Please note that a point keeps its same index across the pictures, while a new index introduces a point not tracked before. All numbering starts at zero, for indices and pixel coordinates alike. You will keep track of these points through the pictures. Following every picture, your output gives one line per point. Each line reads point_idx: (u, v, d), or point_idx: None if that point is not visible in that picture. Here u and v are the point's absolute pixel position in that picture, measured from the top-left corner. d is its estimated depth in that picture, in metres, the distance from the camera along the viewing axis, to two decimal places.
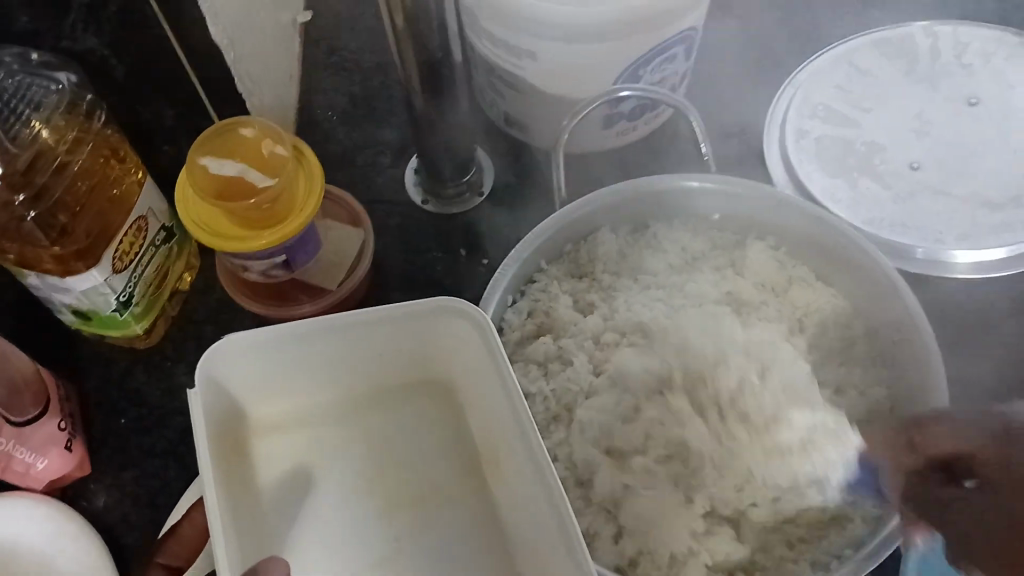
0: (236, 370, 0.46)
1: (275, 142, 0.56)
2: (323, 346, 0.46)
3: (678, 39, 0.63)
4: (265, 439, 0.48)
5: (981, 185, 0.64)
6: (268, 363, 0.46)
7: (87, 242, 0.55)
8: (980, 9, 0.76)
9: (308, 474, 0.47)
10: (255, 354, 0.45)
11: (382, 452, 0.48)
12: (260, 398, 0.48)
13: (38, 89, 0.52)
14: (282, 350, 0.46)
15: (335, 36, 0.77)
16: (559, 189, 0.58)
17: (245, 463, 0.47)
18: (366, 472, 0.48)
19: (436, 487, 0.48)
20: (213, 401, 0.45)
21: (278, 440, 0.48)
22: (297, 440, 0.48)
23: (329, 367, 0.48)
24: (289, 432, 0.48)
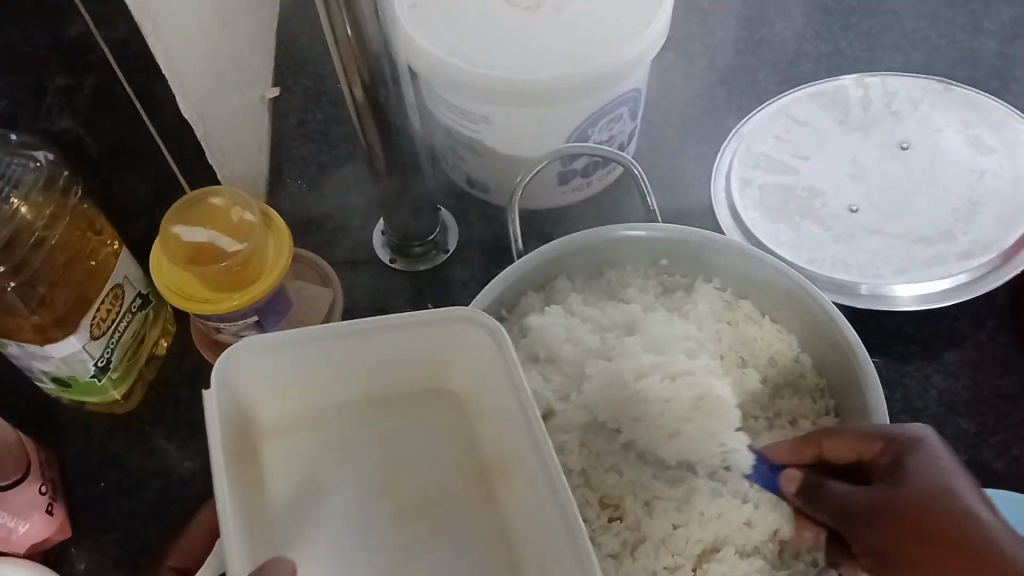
0: (251, 372, 0.45)
1: (243, 209, 0.59)
2: (335, 355, 0.46)
3: (623, 100, 0.67)
4: (272, 446, 0.47)
5: (916, 223, 0.68)
6: (285, 365, 0.46)
7: (65, 310, 0.57)
8: (907, 61, 0.82)
9: (318, 478, 0.47)
10: (274, 355, 0.45)
11: (390, 463, 0.48)
12: (270, 401, 0.47)
13: (17, 167, 0.55)
14: (297, 351, 0.45)
15: (303, 109, 0.82)
16: (516, 242, 0.61)
17: (257, 465, 0.46)
18: (377, 480, 0.47)
19: (441, 495, 0.47)
20: (230, 401, 0.44)
21: (287, 446, 0.47)
22: (305, 445, 0.47)
23: (340, 377, 0.48)
24: (297, 436, 0.47)
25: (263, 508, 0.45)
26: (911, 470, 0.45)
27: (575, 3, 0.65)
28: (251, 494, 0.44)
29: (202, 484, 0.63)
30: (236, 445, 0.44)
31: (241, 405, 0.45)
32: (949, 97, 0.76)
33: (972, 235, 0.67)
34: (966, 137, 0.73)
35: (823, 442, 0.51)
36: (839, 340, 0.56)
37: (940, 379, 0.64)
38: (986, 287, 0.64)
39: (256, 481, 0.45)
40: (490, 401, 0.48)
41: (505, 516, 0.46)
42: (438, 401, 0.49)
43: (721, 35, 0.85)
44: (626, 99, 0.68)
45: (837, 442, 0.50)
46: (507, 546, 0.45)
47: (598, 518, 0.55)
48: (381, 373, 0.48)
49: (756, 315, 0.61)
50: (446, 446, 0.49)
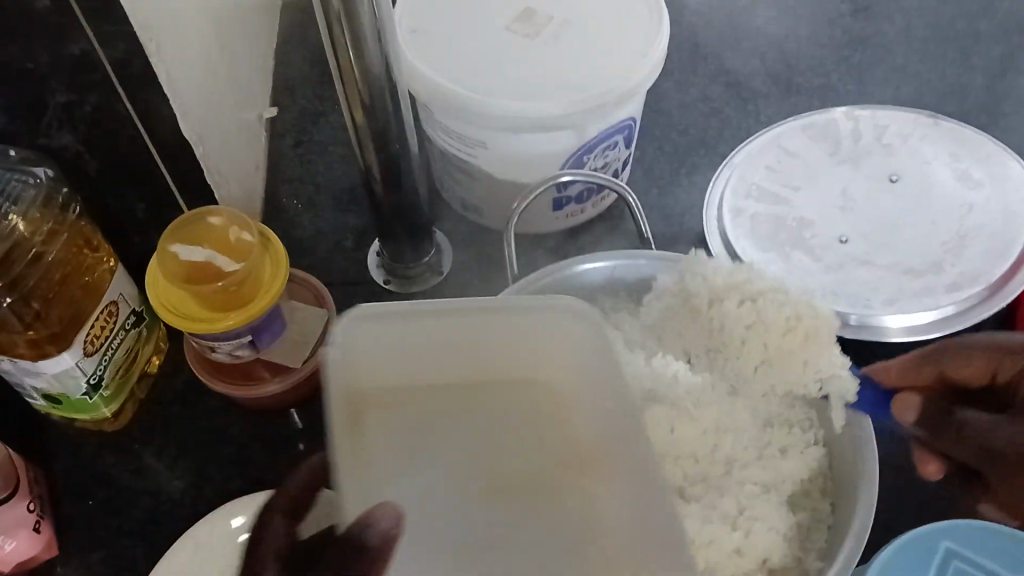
0: (365, 338, 0.48)
1: (240, 229, 0.59)
2: (444, 333, 0.49)
3: (620, 127, 0.68)
4: (379, 411, 0.49)
5: (905, 255, 0.69)
6: (392, 337, 0.48)
7: (60, 327, 0.57)
8: (896, 94, 0.83)
9: (420, 450, 0.49)
10: (383, 327, 0.47)
11: (489, 441, 0.50)
12: (371, 368, 0.49)
13: (17, 184, 0.55)
14: (402, 325, 0.48)
15: (300, 129, 0.82)
16: (512, 266, 0.62)
17: (358, 434, 0.48)
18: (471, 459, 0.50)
19: (534, 476, 0.50)
20: (337, 369, 0.46)
21: (392, 417, 0.49)
22: (408, 416, 0.49)
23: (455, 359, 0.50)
24: (413, 403, 0.50)
25: (366, 475, 0.47)
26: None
27: (573, 33, 0.67)
28: (352, 460, 0.46)
29: (190, 503, 0.63)
30: (342, 414, 0.47)
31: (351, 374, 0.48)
32: (938, 131, 0.77)
33: (960, 267, 0.68)
34: (953, 171, 0.74)
35: (947, 356, 0.54)
36: None
37: None
38: (972, 320, 0.65)
39: (356, 446, 0.47)
40: (592, 397, 0.50)
41: (595, 505, 0.49)
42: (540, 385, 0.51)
43: (715, 66, 0.86)
44: (622, 127, 0.68)
45: (953, 356, 0.54)
46: (597, 537, 0.48)
47: None
48: (491, 356, 0.51)
49: None
50: (541, 428, 0.51)
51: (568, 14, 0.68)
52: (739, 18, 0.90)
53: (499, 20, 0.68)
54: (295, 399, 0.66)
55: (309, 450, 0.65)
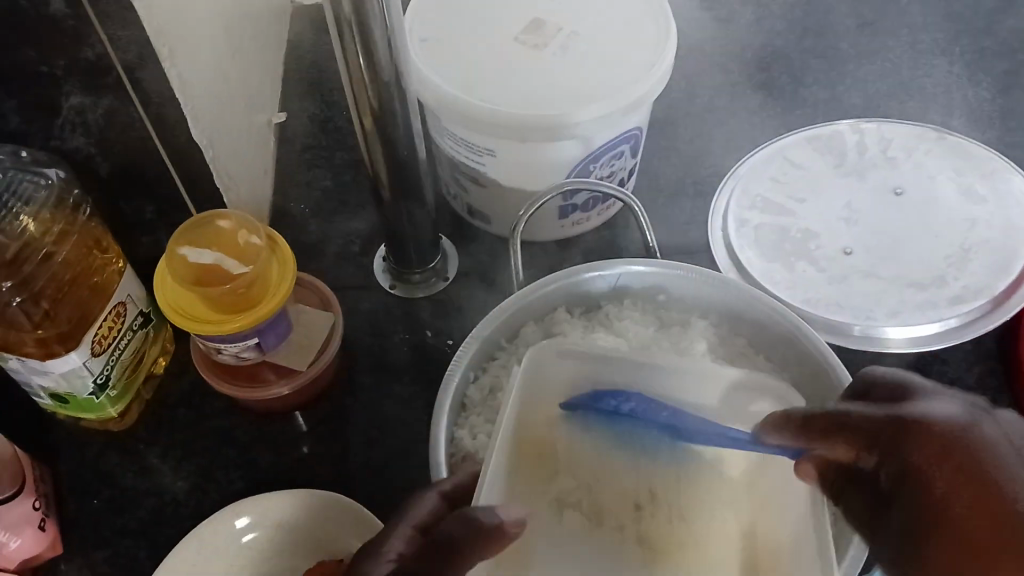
0: (556, 370, 0.55)
1: (250, 232, 0.60)
2: (621, 393, 0.55)
3: (625, 137, 0.69)
4: (583, 479, 0.53)
5: (909, 267, 0.70)
6: (582, 389, 0.55)
7: (68, 326, 0.58)
8: (901, 108, 0.84)
9: (591, 509, 0.52)
10: (577, 370, 0.55)
11: (649, 509, 0.53)
12: (568, 417, 0.55)
13: (29, 185, 0.56)
14: (592, 373, 0.55)
15: (309, 135, 0.83)
16: (517, 273, 0.62)
17: (541, 472, 0.53)
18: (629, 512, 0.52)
19: (690, 546, 0.51)
20: (534, 406, 0.55)
21: (565, 475, 0.53)
22: (596, 483, 0.53)
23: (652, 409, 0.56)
24: (605, 483, 0.53)
25: (525, 498, 0.52)
26: (927, 448, 0.41)
27: (581, 44, 0.68)
28: (533, 485, 0.52)
29: (194, 503, 0.63)
30: (529, 440, 0.54)
31: (542, 418, 0.55)
32: (943, 146, 0.78)
33: (963, 281, 0.68)
34: (957, 186, 0.74)
35: (847, 437, 0.45)
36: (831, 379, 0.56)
37: None
38: (974, 333, 0.66)
39: (536, 482, 0.52)
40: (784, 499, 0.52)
41: None
42: (714, 474, 0.54)
43: (721, 77, 0.87)
44: (628, 137, 0.69)
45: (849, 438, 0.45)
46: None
47: None
48: (717, 460, 0.54)
49: (750, 352, 0.63)
50: (711, 519, 0.52)
51: (576, 25, 0.69)
52: (745, 30, 0.91)
53: (508, 29, 0.69)
54: (301, 401, 0.67)
55: (313, 452, 0.65)
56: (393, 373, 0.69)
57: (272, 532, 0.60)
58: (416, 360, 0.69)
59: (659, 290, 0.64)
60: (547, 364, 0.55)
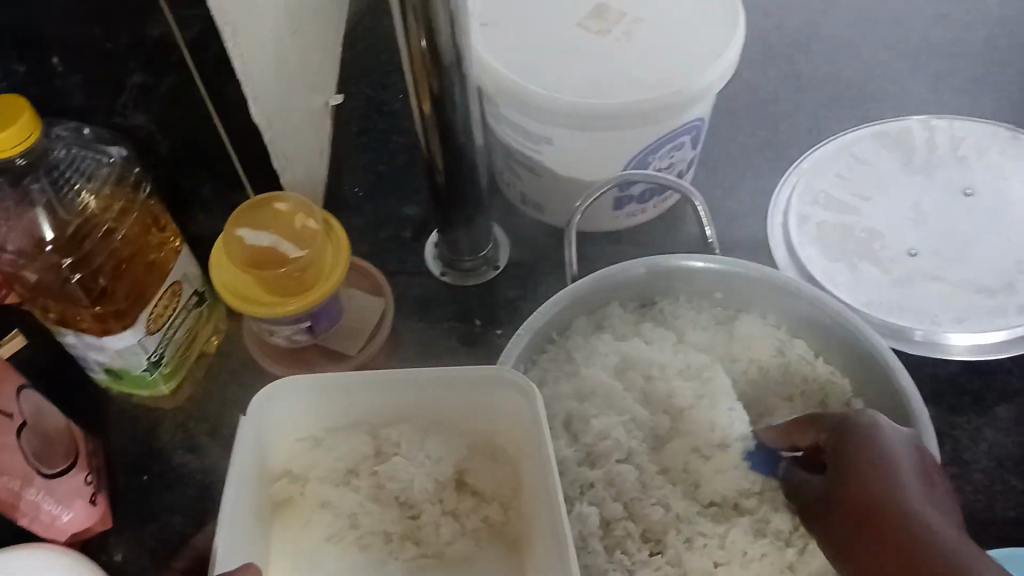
0: (298, 411, 0.51)
1: (307, 216, 0.60)
2: (343, 399, 0.52)
3: (687, 129, 0.67)
4: (313, 509, 0.52)
5: (976, 272, 0.67)
6: (319, 406, 0.51)
7: (125, 304, 0.58)
8: (974, 104, 0.80)
9: (347, 529, 0.53)
10: (304, 395, 0.50)
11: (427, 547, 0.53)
12: (305, 442, 0.52)
13: (90, 162, 0.56)
14: (311, 395, 0.50)
15: (364, 117, 0.82)
16: (571, 265, 0.61)
17: (297, 514, 0.52)
18: (393, 543, 0.53)
19: (453, 562, 0.52)
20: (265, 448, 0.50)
21: (306, 514, 0.52)
22: (351, 511, 0.53)
23: (382, 423, 0.54)
24: (337, 504, 0.53)
25: (281, 535, 0.52)
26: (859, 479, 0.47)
27: (645, 31, 0.66)
28: (297, 527, 0.52)
29: None
30: (280, 488, 0.52)
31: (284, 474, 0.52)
32: (1017, 146, 0.75)
33: None
34: None
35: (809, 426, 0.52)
36: (896, 385, 0.55)
37: (992, 434, 0.61)
38: None
39: (288, 525, 0.52)
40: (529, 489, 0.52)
41: None
42: (458, 514, 0.53)
43: (786, 68, 0.84)
44: (690, 128, 0.67)
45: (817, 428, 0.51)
46: None
47: (639, 552, 0.54)
48: (409, 475, 0.53)
49: (811, 355, 0.61)
50: (479, 533, 0.53)
51: (641, 11, 0.67)
52: (812, 19, 0.88)
53: (571, 15, 0.67)
54: None
55: None
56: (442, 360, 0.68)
57: None
58: (465, 349, 0.69)
59: (717, 288, 0.63)
60: (273, 412, 0.50)
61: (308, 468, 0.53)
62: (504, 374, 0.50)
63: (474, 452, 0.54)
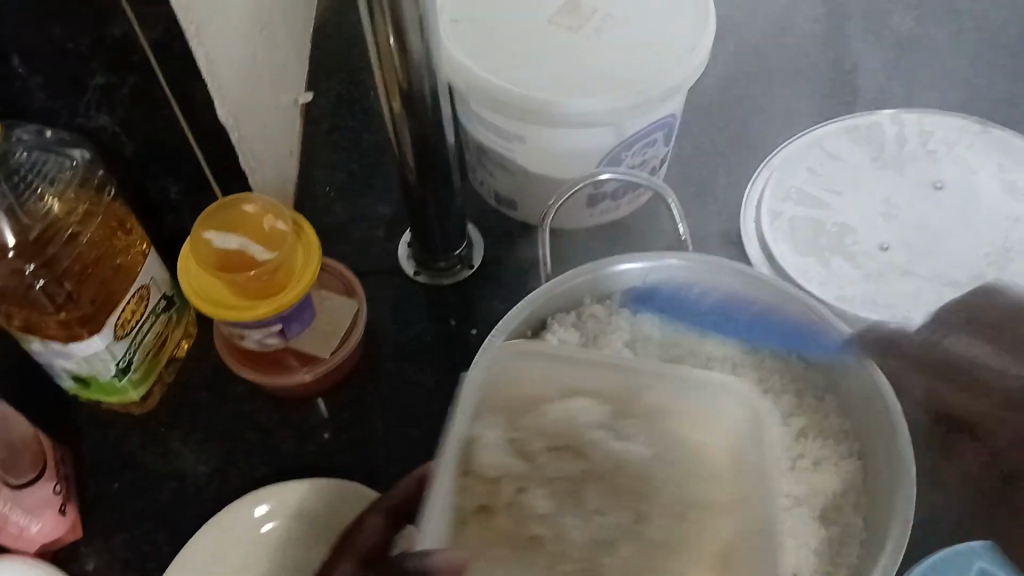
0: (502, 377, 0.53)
1: (275, 218, 0.59)
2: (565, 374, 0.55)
3: (659, 125, 0.67)
4: (518, 512, 0.50)
5: (947, 266, 0.68)
6: (554, 367, 0.54)
7: (91, 309, 0.57)
8: (944, 99, 0.81)
9: (522, 540, 0.49)
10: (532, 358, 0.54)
11: (594, 566, 0.49)
12: (546, 382, 0.54)
13: (53, 164, 0.55)
14: (545, 359, 0.54)
15: (336, 115, 0.82)
16: (546, 263, 0.61)
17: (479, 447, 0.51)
18: (562, 563, 0.49)
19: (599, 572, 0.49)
20: (498, 392, 0.53)
21: (497, 522, 0.49)
22: (527, 516, 0.49)
23: (568, 429, 0.52)
24: (524, 504, 0.50)
25: (469, 530, 0.49)
26: None
27: (617, 28, 0.66)
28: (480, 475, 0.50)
29: (214, 489, 0.63)
30: (470, 490, 0.50)
31: (490, 464, 0.50)
32: (986, 139, 0.75)
33: (1004, 280, 0.66)
34: (1000, 182, 0.72)
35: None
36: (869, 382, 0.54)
37: None
38: None
39: (473, 528, 0.49)
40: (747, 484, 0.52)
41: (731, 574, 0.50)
42: (644, 519, 0.50)
43: (758, 63, 0.84)
44: (662, 124, 0.67)
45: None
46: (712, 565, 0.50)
47: None
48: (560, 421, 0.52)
49: (783, 350, 0.61)
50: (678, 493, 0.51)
51: (612, 6, 0.67)
52: (783, 14, 0.88)
53: (542, 11, 0.67)
54: (326, 386, 0.66)
55: (334, 439, 0.64)
56: (415, 360, 0.68)
57: (288, 522, 0.59)
58: (439, 349, 0.68)
59: None
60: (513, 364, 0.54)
61: (528, 416, 0.52)
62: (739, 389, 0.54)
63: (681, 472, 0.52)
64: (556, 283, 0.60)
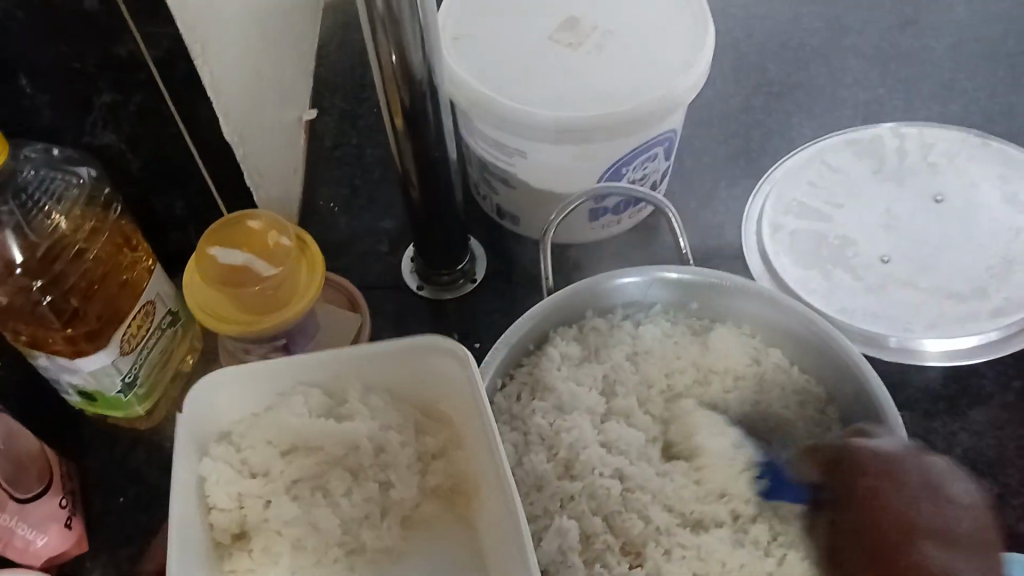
0: (224, 408, 0.52)
1: (280, 232, 0.60)
2: (341, 370, 0.53)
3: (659, 141, 0.67)
4: (265, 535, 0.50)
5: (948, 279, 0.68)
6: (256, 386, 0.52)
7: (97, 324, 0.58)
8: (945, 111, 0.81)
9: (290, 544, 0.51)
10: (239, 382, 0.51)
11: (357, 545, 0.52)
12: (239, 401, 0.52)
13: (61, 182, 0.56)
14: (257, 380, 0.52)
15: (339, 131, 0.82)
16: (547, 277, 0.61)
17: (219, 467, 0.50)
18: (329, 551, 0.51)
19: (396, 551, 0.53)
20: (203, 433, 0.51)
21: (255, 545, 0.50)
22: (279, 525, 0.51)
23: (283, 428, 0.52)
24: (275, 516, 0.51)
25: (239, 565, 0.49)
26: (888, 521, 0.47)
27: (616, 45, 0.66)
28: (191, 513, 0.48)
29: None
30: (225, 521, 0.50)
31: (224, 499, 0.50)
32: (987, 151, 0.76)
33: (1005, 292, 0.67)
34: (1001, 194, 0.72)
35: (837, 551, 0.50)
36: (870, 395, 0.54)
37: (968, 438, 0.62)
38: (1015, 347, 0.65)
39: (238, 559, 0.50)
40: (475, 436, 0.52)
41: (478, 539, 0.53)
42: (392, 484, 0.53)
43: (758, 77, 0.85)
44: (662, 139, 0.67)
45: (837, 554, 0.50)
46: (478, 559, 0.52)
47: (619, 565, 0.54)
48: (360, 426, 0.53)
49: (786, 363, 0.61)
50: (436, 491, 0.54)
51: (613, 24, 0.68)
52: (783, 29, 0.89)
53: (541, 28, 0.68)
54: None
55: None
56: None
57: None
58: None
59: (691, 300, 0.63)
60: (209, 399, 0.50)
61: (249, 426, 0.52)
62: (447, 344, 0.51)
63: (411, 422, 0.54)
64: (555, 297, 0.60)
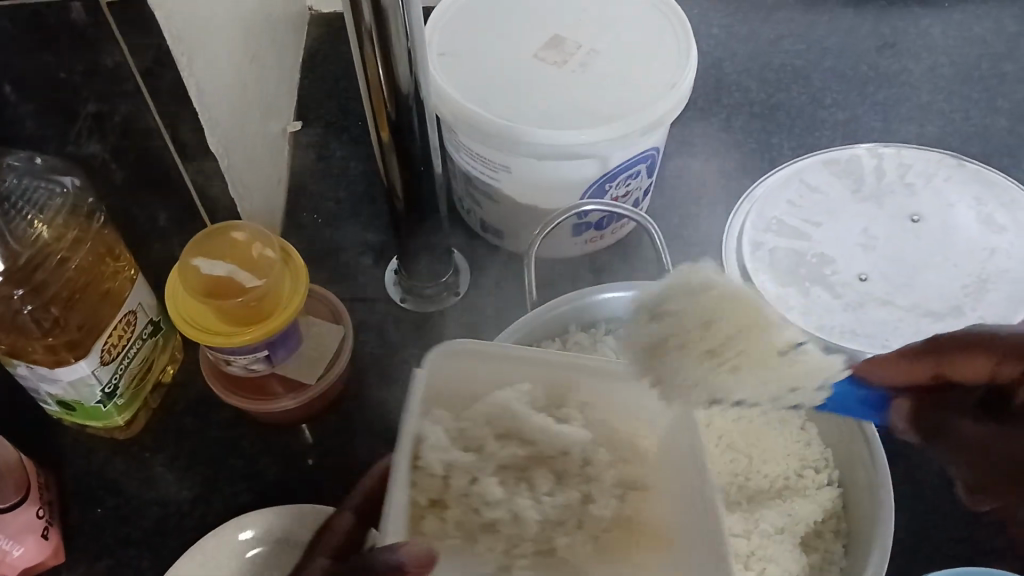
0: (456, 377, 0.51)
1: (264, 245, 0.60)
2: (578, 380, 0.52)
3: (642, 158, 0.68)
4: (463, 507, 0.48)
5: (924, 297, 0.69)
6: (488, 368, 0.51)
7: (78, 334, 0.57)
8: (921, 132, 0.83)
9: (479, 527, 0.48)
10: (479, 357, 0.51)
11: (549, 548, 0.48)
12: (466, 379, 0.52)
13: (43, 192, 0.56)
14: (492, 362, 0.51)
15: (324, 144, 0.83)
16: (531, 291, 0.61)
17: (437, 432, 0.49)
18: (519, 545, 0.48)
19: (576, 565, 0.49)
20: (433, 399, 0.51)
21: (450, 515, 0.48)
22: (481, 504, 0.48)
23: (504, 417, 0.50)
24: (476, 493, 0.48)
25: (427, 528, 0.48)
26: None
27: (602, 62, 0.67)
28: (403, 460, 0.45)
29: (198, 515, 0.62)
30: (424, 486, 0.49)
31: (434, 461, 0.48)
32: (962, 172, 0.77)
33: (980, 310, 0.68)
34: (976, 215, 0.74)
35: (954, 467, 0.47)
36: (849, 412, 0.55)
37: None
38: None
39: (429, 523, 0.48)
40: (682, 464, 0.51)
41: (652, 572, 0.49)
42: (590, 499, 0.49)
43: (739, 97, 0.86)
44: (645, 156, 0.68)
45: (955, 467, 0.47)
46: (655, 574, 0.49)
47: None
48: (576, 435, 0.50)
49: None
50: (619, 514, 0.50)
51: (598, 42, 0.68)
52: (764, 50, 0.90)
53: (528, 45, 0.68)
54: (308, 414, 0.66)
55: (318, 465, 0.64)
56: (400, 385, 0.68)
57: (274, 548, 0.59)
58: None
59: None
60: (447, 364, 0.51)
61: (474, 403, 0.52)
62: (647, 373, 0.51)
63: (616, 444, 0.52)
64: (536, 310, 0.60)
